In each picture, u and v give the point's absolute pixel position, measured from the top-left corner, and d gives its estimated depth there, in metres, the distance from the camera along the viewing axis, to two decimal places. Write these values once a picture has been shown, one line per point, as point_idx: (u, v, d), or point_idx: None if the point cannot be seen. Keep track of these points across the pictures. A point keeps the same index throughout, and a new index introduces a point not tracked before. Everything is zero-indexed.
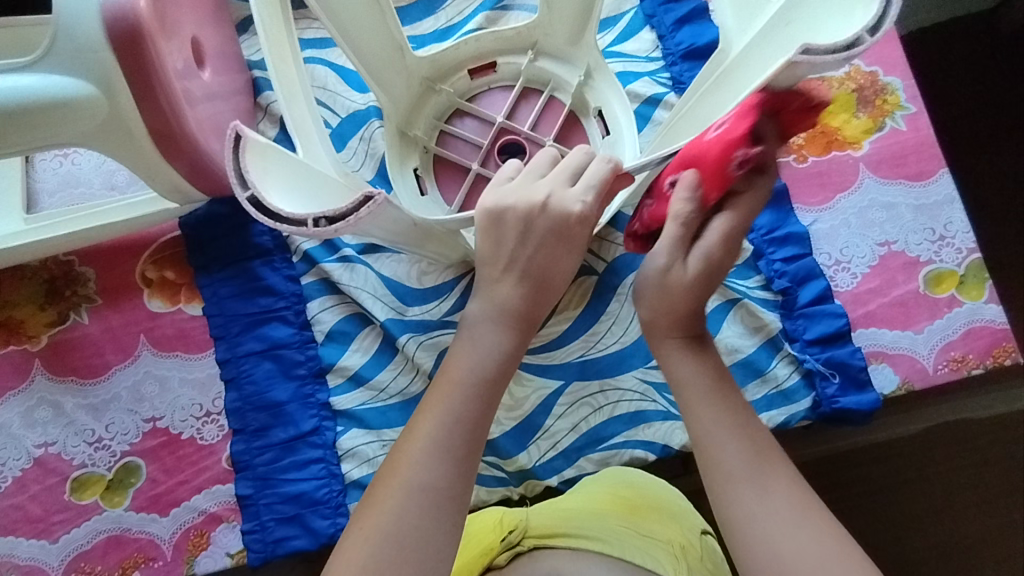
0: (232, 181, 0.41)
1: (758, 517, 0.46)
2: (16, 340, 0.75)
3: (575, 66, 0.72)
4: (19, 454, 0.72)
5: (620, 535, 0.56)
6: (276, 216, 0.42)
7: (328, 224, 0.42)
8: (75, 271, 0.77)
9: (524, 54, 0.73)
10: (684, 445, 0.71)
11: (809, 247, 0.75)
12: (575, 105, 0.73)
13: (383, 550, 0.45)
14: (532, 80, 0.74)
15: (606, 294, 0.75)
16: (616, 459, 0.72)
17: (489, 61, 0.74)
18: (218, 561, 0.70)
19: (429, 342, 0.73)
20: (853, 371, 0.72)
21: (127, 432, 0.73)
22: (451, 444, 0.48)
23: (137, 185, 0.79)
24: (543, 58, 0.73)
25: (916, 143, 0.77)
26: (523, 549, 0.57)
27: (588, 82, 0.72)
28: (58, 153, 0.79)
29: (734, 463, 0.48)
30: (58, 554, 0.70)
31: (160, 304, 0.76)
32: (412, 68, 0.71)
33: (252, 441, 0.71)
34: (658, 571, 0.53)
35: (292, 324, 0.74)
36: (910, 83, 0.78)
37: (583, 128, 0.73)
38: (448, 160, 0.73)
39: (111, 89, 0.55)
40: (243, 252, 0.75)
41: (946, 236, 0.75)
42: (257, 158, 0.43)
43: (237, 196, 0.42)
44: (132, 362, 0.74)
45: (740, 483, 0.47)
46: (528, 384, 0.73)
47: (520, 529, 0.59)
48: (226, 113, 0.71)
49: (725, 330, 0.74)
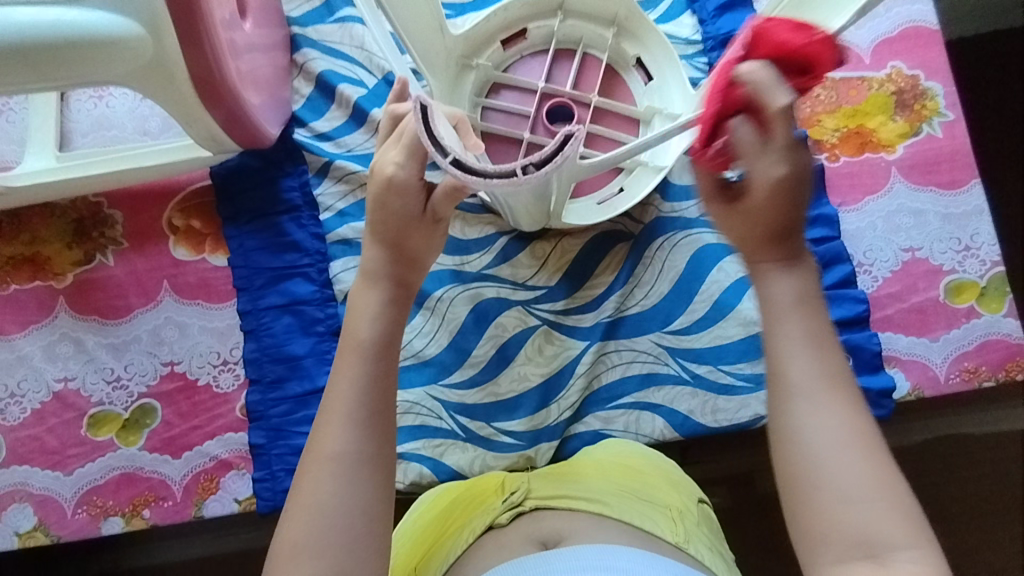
0: (432, 148, 0.43)
1: (813, 442, 0.41)
2: (42, 276, 0.76)
3: (604, 23, 0.72)
4: (40, 387, 0.74)
5: (621, 497, 0.57)
6: (482, 173, 0.43)
7: (537, 169, 0.43)
8: (103, 212, 0.78)
9: (553, 15, 0.73)
10: (691, 410, 0.73)
11: (838, 230, 0.76)
12: (615, 59, 0.73)
13: (313, 525, 0.44)
14: (564, 41, 0.74)
15: (635, 258, 0.76)
16: (622, 419, 0.73)
17: (520, 29, 0.73)
18: (225, 506, 0.72)
19: (466, 294, 0.75)
20: (867, 354, 0.73)
21: (145, 374, 0.74)
22: (346, 407, 0.47)
23: (170, 132, 0.79)
24: (572, 18, 0.72)
25: (951, 151, 0.77)
26: (525, 509, 0.57)
27: (622, 40, 0.73)
28: (94, 94, 0.80)
29: (818, 409, 0.41)
30: (71, 486, 0.72)
31: (185, 251, 0.77)
32: (450, 47, 0.70)
33: (268, 392, 0.73)
34: (656, 533, 0.54)
35: (314, 281, 0.75)
36: (951, 90, 0.78)
37: (624, 82, 0.73)
38: (497, 134, 0.71)
39: (157, 31, 0.55)
40: (272, 206, 0.76)
41: (972, 247, 0.75)
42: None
43: (439, 163, 0.43)
44: (154, 306, 0.76)
45: (812, 396, 0.42)
46: (558, 342, 0.75)
47: (522, 490, 0.59)
48: (265, 66, 0.71)
49: (745, 303, 0.74)
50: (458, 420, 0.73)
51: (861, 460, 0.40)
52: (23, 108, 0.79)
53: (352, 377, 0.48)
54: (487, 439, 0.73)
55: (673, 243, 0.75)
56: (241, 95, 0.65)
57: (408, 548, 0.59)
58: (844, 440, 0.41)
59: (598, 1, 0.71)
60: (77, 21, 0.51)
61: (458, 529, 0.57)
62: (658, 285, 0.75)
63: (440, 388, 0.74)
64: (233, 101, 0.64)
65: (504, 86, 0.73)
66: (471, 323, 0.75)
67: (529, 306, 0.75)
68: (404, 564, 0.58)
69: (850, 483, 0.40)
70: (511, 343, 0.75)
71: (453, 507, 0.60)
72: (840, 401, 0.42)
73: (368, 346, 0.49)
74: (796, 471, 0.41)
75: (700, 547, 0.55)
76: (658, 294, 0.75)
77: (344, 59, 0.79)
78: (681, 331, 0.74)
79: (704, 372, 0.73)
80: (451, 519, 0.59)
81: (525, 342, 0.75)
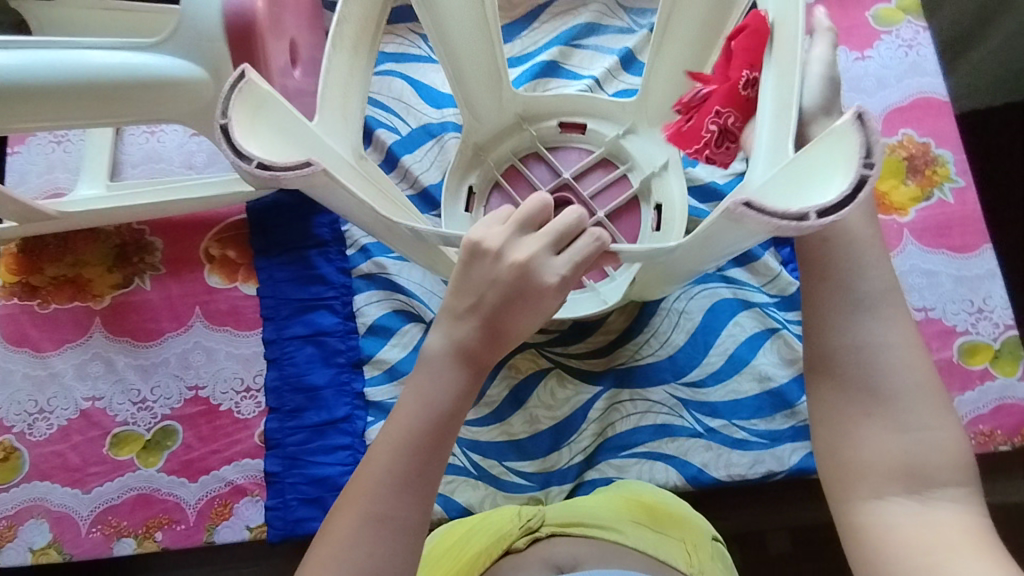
0: (834, 202, 0.39)
1: (874, 354, 0.46)
2: (81, 296, 0.80)
3: (510, 131, 0.76)
4: (68, 404, 0.76)
5: (638, 528, 0.59)
6: (842, 201, 0.39)
7: (874, 161, 0.39)
8: (144, 239, 0.82)
9: (474, 164, 0.76)
10: (705, 463, 0.73)
11: None
12: (550, 144, 0.76)
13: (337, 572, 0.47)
14: (502, 165, 0.77)
15: (651, 309, 0.77)
16: (635, 469, 0.73)
17: (467, 187, 0.75)
18: (237, 533, 0.72)
19: None
20: None
21: (169, 397, 0.76)
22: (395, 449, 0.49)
23: (213, 167, 0.84)
24: (494, 153, 0.76)
25: (963, 217, 0.79)
26: (541, 534, 0.59)
27: (536, 128, 0.76)
28: (147, 130, 0.85)
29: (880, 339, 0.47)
30: (88, 504, 0.73)
31: (218, 280, 0.80)
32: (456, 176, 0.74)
33: (286, 421, 0.74)
34: (670, 564, 0.55)
35: (337, 313, 0.77)
36: (961, 158, 0.81)
37: (572, 146, 0.76)
38: None
39: (220, 76, 0.60)
40: (303, 241, 0.80)
41: (985, 310, 0.76)
42: (248, 99, 0.47)
43: (855, 197, 0.38)
44: (184, 331, 0.78)
45: (867, 316, 0.47)
46: (571, 386, 0.76)
47: (539, 516, 0.60)
48: (309, 110, 0.76)
49: (759, 358, 0.75)
50: (470, 457, 0.74)
51: (907, 372, 0.46)
52: (81, 140, 0.85)
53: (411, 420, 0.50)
54: (498, 478, 0.74)
55: (689, 295, 0.78)
56: None
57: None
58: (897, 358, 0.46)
59: (501, 111, 0.75)
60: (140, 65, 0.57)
61: (475, 556, 0.58)
62: (674, 337, 0.77)
63: None
64: None
65: None
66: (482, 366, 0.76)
67: (543, 349, 0.77)
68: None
69: (908, 401, 0.45)
70: (525, 385, 0.76)
71: (471, 531, 0.61)
72: (894, 324, 0.47)
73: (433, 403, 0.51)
74: (847, 386, 0.46)
75: None
76: (674, 345, 0.76)
77: (382, 109, 0.85)
78: (696, 382, 0.75)
79: (718, 426, 0.74)
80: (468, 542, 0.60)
81: (537, 385, 0.76)
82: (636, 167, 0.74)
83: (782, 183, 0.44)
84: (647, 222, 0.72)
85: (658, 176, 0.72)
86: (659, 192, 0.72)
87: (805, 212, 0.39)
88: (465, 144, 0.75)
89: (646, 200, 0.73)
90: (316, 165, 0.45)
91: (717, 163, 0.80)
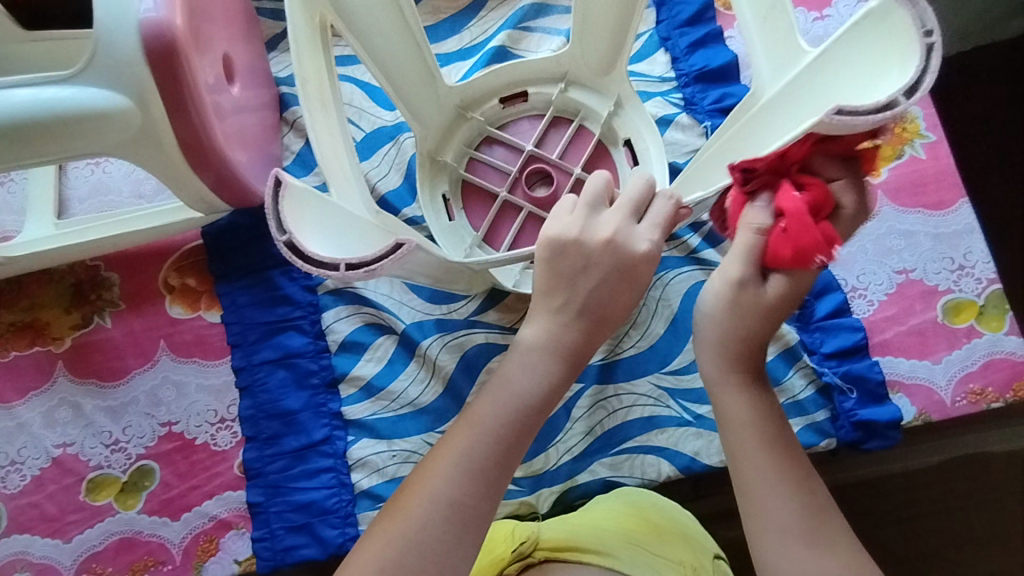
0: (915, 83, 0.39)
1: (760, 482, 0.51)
2: (41, 341, 0.77)
3: (457, 123, 0.76)
4: (39, 453, 0.74)
5: (631, 551, 0.58)
6: (920, 77, 0.39)
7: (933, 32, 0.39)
8: (100, 275, 0.79)
9: (437, 172, 0.75)
10: (697, 451, 0.72)
11: (825, 259, 0.76)
12: (500, 122, 0.76)
13: (387, 557, 0.46)
14: (461, 162, 0.76)
15: None
16: (627, 465, 0.72)
17: (440, 196, 0.75)
18: (226, 567, 0.70)
19: (454, 343, 0.75)
20: (870, 385, 0.72)
21: (142, 435, 0.74)
22: (484, 453, 0.49)
23: (164, 194, 0.81)
24: (448, 154, 0.76)
25: (935, 172, 0.77)
26: (535, 560, 0.59)
27: (481, 112, 0.76)
28: (91, 162, 0.82)
29: (758, 460, 0.52)
30: (71, 554, 0.71)
31: (181, 310, 0.77)
32: (447, 168, 0.75)
33: (264, 449, 0.72)
34: None
35: (306, 333, 0.75)
36: (929, 112, 0.79)
37: (517, 121, 0.77)
38: None
39: (145, 101, 0.57)
40: (263, 262, 0.77)
41: (966, 266, 0.75)
42: (297, 202, 0.47)
43: (933, 63, 0.39)
44: (151, 366, 0.76)
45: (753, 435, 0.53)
46: None
47: (532, 540, 0.60)
48: (254, 126, 0.73)
49: None
50: None
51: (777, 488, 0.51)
52: (24, 178, 0.81)
53: (505, 418, 0.50)
54: None
55: (664, 283, 0.76)
56: (230, 157, 0.66)
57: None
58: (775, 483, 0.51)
59: (438, 114, 0.74)
60: (61, 99, 0.54)
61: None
62: (653, 326, 0.75)
63: (438, 435, 0.73)
64: (222, 163, 0.65)
65: (497, 220, 0.74)
66: (459, 373, 0.74)
67: None
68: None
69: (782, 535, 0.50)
70: None
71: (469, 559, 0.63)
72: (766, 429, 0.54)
73: (527, 400, 0.50)
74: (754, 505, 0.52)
75: None
76: (655, 334, 0.75)
77: None
78: (680, 371, 0.74)
79: (706, 412, 0.73)
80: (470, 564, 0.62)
81: None
82: (590, 114, 0.75)
83: (839, 92, 0.45)
84: (623, 162, 0.74)
85: (615, 115, 0.74)
86: (624, 128, 0.74)
87: (893, 98, 0.39)
88: (420, 156, 0.75)
89: (615, 142, 0.75)
90: (407, 244, 0.45)
91: (677, 140, 0.78)
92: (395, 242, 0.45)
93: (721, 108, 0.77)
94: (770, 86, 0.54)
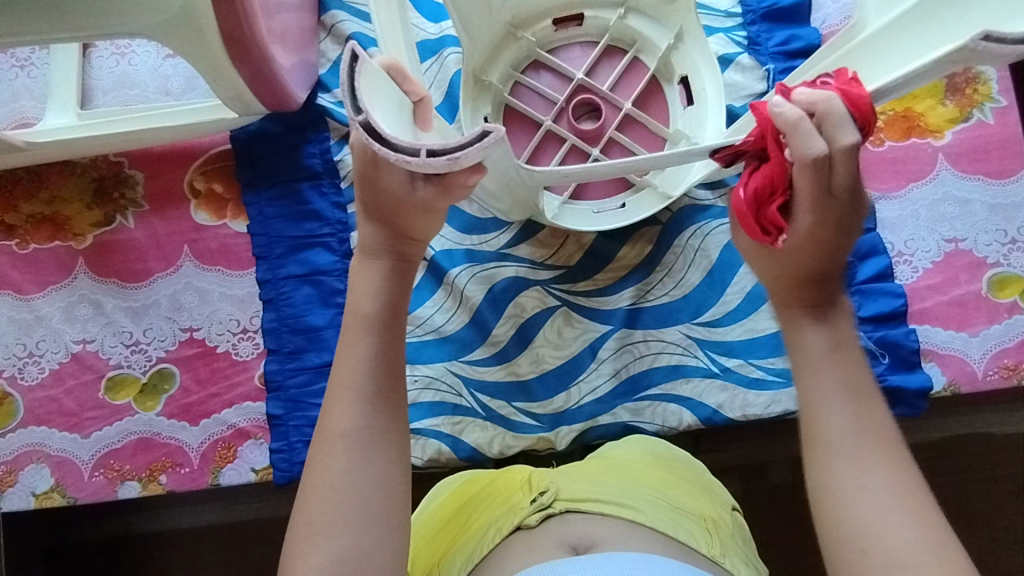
0: None
1: (849, 488, 0.42)
2: (62, 236, 0.75)
3: (505, 42, 0.71)
4: (58, 347, 0.73)
5: (652, 504, 0.57)
6: None
7: None
8: (124, 172, 0.76)
9: (479, 91, 0.71)
10: (720, 404, 0.71)
11: (874, 222, 0.73)
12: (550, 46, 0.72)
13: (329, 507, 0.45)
14: (503, 83, 0.72)
15: (664, 247, 0.74)
16: (649, 411, 0.71)
17: (481, 118, 0.71)
18: (242, 475, 0.71)
19: (482, 275, 0.74)
20: (903, 352, 0.71)
21: (163, 339, 0.73)
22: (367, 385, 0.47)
23: (194, 93, 0.77)
24: (491, 73, 0.71)
25: (1002, 139, 0.74)
26: (554, 511, 0.56)
27: (531, 33, 0.72)
28: (116, 51, 0.78)
29: (837, 418, 0.44)
30: (89, 449, 0.71)
31: (207, 216, 0.75)
32: (491, 87, 0.71)
33: (286, 363, 0.72)
34: (691, 544, 0.54)
35: (334, 252, 0.73)
36: (1004, 75, 0.75)
37: (568, 47, 0.73)
38: (621, 144, 0.69)
39: None
40: (292, 173, 0.75)
41: (1018, 240, 0.72)
42: (370, 82, 0.42)
43: None
44: (174, 271, 0.74)
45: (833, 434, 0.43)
46: (578, 325, 0.73)
47: (551, 491, 0.58)
48: (294, 26, 0.69)
49: None
50: (478, 398, 0.72)
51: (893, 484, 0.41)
52: (46, 63, 0.77)
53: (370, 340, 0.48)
54: (506, 418, 0.72)
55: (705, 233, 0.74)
56: (271, 55, 0.63)
57: (431, 532, 0.61)
58: (889, 493, 0.41)
59: (489, 29, 0.69)
60: None
61: (483, 528, 0.57)
62: (688, 276, 0.73)
63: (460, 363, 0.72)
64: (263, 59, 0.62)
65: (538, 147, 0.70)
66: (487, 304, 0.73)
67: (547, 287, 0.73)
68: (424, 560, 0.59)
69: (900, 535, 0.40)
70: (530, 324, 0.73)
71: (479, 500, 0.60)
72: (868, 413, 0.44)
73: (374, 320, 0.49)
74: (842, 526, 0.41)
75: (735, 560, 0.55)
76: (689, 285, 0.73)
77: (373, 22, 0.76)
78: (713, 322, 0.72)
79: (734, 366, 0.71)
80: (473, 514, 0.60)
81: (543, 324, 0.73)
82: (646, 47, 0.71)
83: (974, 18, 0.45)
84: (677, 101, 0.70)
85: (674, 49, 0.70)
86: (683, 64, 0.69)
87: None
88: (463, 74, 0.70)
89: (670, 78, 0.71)
90: (494, 131, 0.41)
91: (736, 82, 0.74)
92: (481, 129, 0.41)
93: (787, 50, 0.73)
94: (872, 20, 0.52)
